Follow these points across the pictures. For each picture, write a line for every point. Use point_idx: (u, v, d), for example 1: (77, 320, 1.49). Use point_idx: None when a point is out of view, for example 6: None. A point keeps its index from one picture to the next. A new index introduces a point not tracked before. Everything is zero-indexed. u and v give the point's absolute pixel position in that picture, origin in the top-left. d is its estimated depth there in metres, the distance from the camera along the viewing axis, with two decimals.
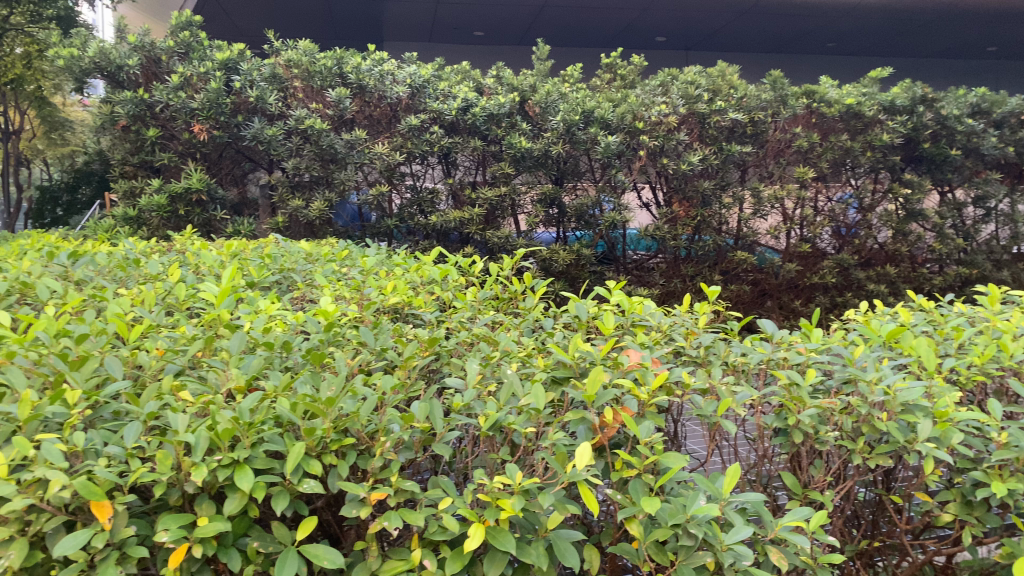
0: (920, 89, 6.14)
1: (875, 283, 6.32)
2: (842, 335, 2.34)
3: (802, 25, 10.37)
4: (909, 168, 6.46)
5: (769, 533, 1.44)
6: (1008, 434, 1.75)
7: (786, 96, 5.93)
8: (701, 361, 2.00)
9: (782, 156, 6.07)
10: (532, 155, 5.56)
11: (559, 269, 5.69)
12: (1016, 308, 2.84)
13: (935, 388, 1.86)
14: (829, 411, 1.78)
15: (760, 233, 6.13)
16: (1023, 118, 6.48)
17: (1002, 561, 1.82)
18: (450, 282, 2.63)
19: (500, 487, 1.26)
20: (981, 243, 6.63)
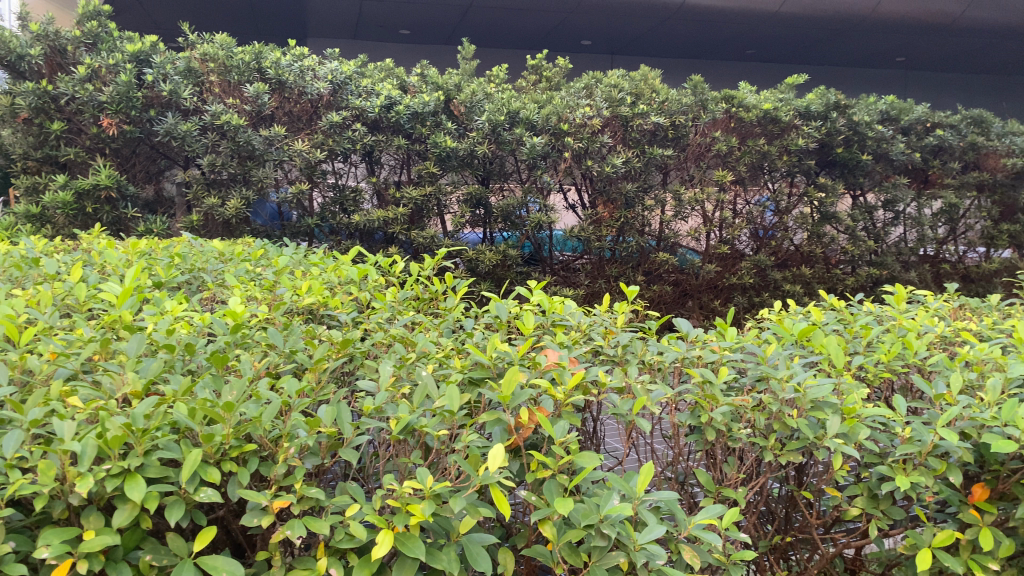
0: (833, 95, 6.35)
1: (791, 283, 6.52)
2: (757, 334, 2.38)
3: (721, 33, 10.63)
4: (824, 172, 6.66)
5: (682, 531, 1.44)
6: (912, 429, 1.81)
7: (706, 100, 6.06)
8: (618, 360, 2.01)
9: (702, 159, 6.20)
10: (457, 155, 5.52)
11: (485, 269, 5.68)
12: (921, 307, 2.95)
13: (845, 385, 1.90)
14: (742, 409, 1.81)
15: (680, 234, 6.24)
16: (928, 125, 6.82)
17: (906, 553, 1.88)
18: (368, 282, 2.59)
19: (410, 493, 1.23)
20: (890, 244, 6.94)
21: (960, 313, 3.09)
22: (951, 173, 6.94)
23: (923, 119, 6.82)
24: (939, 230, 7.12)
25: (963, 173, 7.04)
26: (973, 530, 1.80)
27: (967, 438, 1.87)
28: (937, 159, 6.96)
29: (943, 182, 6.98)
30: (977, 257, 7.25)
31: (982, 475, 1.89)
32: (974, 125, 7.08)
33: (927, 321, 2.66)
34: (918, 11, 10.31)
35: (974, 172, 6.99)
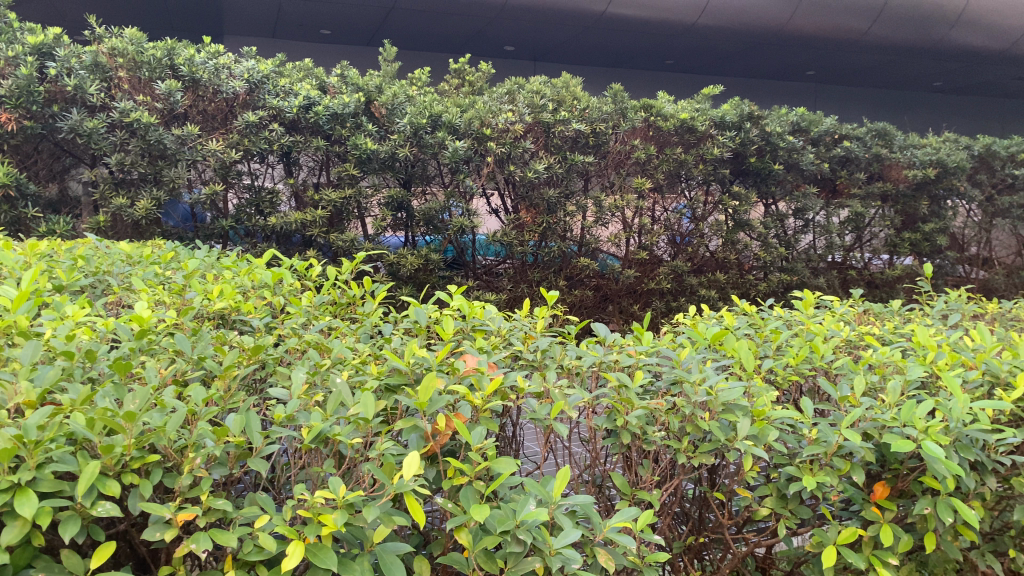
0: (747, 106, 6.57)
1: (706, 288, 6.69)
2: (672, 338, 2.43)
3: (642, 43, 10.85)
4: (738, 181, 6.86)
5: (597, 534, 1.46)
6: (818, 430, 1.88)
7: (625, 109, 6.17)
8: (537, 365, 2.01)
9: (622, 166, 6.30)
10: (378, 157, 5.46)
11: (406, 274, 5.63)
12: (827, 312, 3.06)
13: (755, 388, 1.96)
14: (656, 411, 1.84)
15: (601, 240, 6.31)
16: (835, 137, 7.11)
17: (812, 550, 1.94)
18: (283, 286, 2.53)
19: (323, 502, 1.21)
20: (801, 251, 7.15)
21: (864, 318, 3.22)
22: (857, 183, 7.27)
23: (831, 131, 7.10)
24: (846, 238, 7.41)
25: (868, 183, 7.41)
26: (875, 527, 1.87)
27: (869, 438, 1.95)
28: (845, 170, 7.29)
29: (850, 192, 7.28)
30: (881, 264, 7.55)
31: (883, 474, 1.97)
32: (879, 138, 7.42)
33: (834, 326, 2.77)
34: (827, 27, 10.74)
35: (878, 183, 7.36)
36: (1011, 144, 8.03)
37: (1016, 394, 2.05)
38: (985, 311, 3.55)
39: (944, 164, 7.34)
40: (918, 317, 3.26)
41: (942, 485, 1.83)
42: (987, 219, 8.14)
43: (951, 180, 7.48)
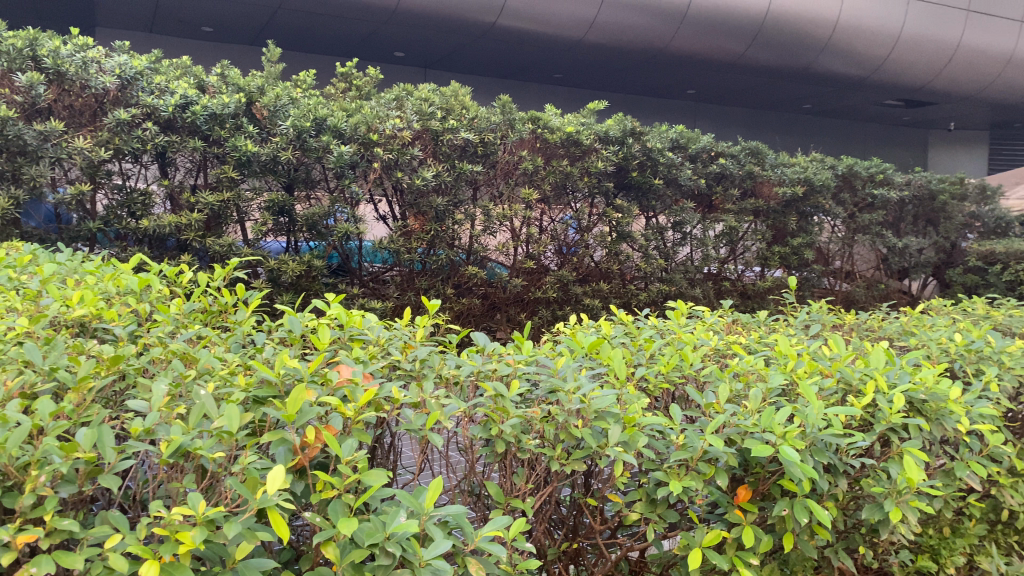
0: (630, 122, 6.79)
1: (590, 297, 6.83)
2: (551, 347, 2.47)
3: (532, 56, 11.02)
4: (621, 194, 7.05)
5: (469, 544, 1.46)
6: (685, 436, 1.95)
7: (514, 120, 6.24)
8: (415, 375, 1.98)
9: (510, 177, 6.36)
10: (259, 160, 5.32)
11: (288, 280, 5.48)
12: (697, 322, 3.20)
13: (626, 396, 2.02)
14: (531, 419, 1.87)
15: (488, 249, 6.35)
16: (712, 154, 7.43)
17: (680, 553, 2.01)
18: (151, 293, 2.42)
19: (181, 519, 1.16)
20: (678, 263, 7.43)
21: (733, 328, 3.37)
22: (731, 199, 7.62)
23: (708, 148, 7.41)
24: (721, 251, 7.75)
25: (741, 200, 7.78)
26: (738, 529, 1.96)
27: (732, 443, 2.04)
28: (720, 186, 7.61)
29: (725, 207, 7.62)
30: (753, 275, 7.94)
31: (746, 477, 2.07)
32: (751, 156, 7.79)
33: (703, 335, 2.88)
34: (707, 48, 11.23)
35: (751, 200, 7.75)
36: (869, 166, 8.62)
37: (866, 400, 2.19)
38: (843, 322, 3.79)
39: (810, 183, 7.86)
40: (782, 327, 3.44)
41: (798, 488, 1.94)
42: (849, 235, 8.68)
43: (817, 198, 8.03)
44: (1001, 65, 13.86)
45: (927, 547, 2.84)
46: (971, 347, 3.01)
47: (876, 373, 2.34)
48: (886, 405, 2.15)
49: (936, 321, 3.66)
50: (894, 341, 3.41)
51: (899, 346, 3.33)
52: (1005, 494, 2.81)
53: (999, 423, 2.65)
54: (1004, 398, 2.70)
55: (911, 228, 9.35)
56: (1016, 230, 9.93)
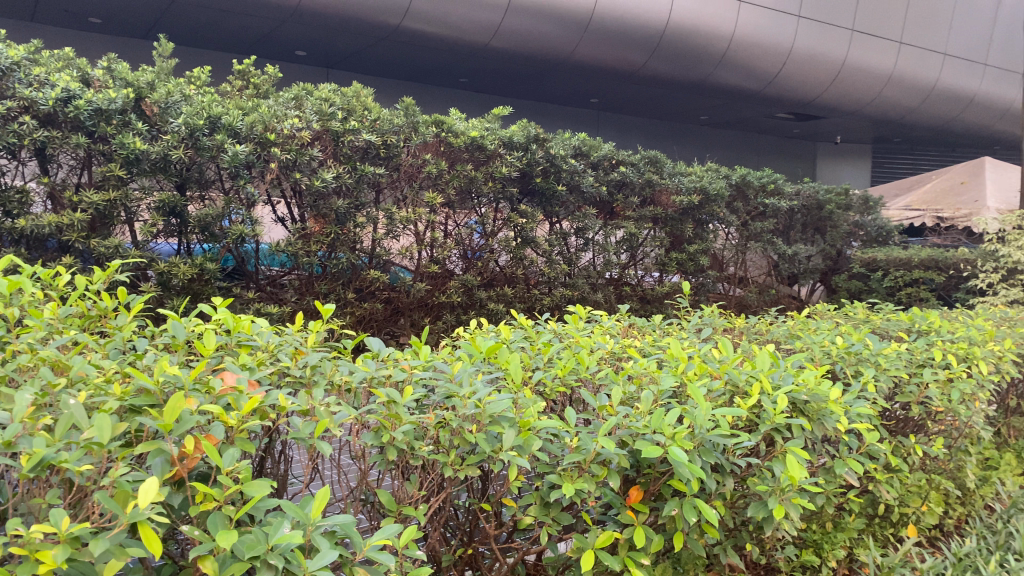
0: (533, 129, 6.86)
1: (494, 302, 6.84)
2: (448, 351, 2.45)
3: (436, 60, 10.99)
4: (525, 200, 7.10)
5: (357, 554, 1.43)
6: (579, 438, 1.97)
7: (417, 123, 6.20)
8: (305, 382, 1.92)
9: (414, 180, 6.32)
10: (149, 158, 5.10)
11: (180, 284, 5.27)
12: (595, 326, 3.25)
13: (521, 400, 2.02)
14: (425, 426, 1.84)
15: (392, 253, 6.28)
16: (613, 162, 7.58)
17: (573, 555, 2.03)
18: (23, 297, 2.27)
19: (42, 538, 1.09)
20: (581, 268, 7.54)
21: (629, 332, 3.44)
22: (631, 207, 7.79)
23: (609, 156, 7.55)
24: (622, 256, 7.92)
25: (641, 207, 7.97)
26: (630, 530, 2.00)
27: (625, 445, 2.07)
28: (621, 193, 7.77)
29: (625, 214, 7.79)
30: (652, 281, 8.14)
31: (638, 478, 2.11)
32: (651, 164, 7.98)
33: (600, 339, 2.93)
34: (609, 58, 11.46)
35: (650, 207, 7.95)
36: (762, 176, 8.97)
37: (752, 401, 2.26)
38: (734, 326, 3.92)
39: (706, 191, 8.12)
40: (675, 331, 3.54)
41: (687, 487, 1.98)
42: (742, 242, 9.01)
43: (712, 207, 8.31)
44: (883, 83, 14.63)
45: (810, 542, 2.99)
46: (851, 350, 3.16)
47: (761, 376, 2.42)
48: (771, 406, 2.23)
49: (819, 325, 3.83)
50: (781, 344, 3.54)
51: (785, 348, 3.47)
52: (881, 489, 2.97)
53: (875, 422, 2.79)
54: (879, 398, 2.85)
55: (801, 236, 9.78)
56: (895, 239, 10.53)
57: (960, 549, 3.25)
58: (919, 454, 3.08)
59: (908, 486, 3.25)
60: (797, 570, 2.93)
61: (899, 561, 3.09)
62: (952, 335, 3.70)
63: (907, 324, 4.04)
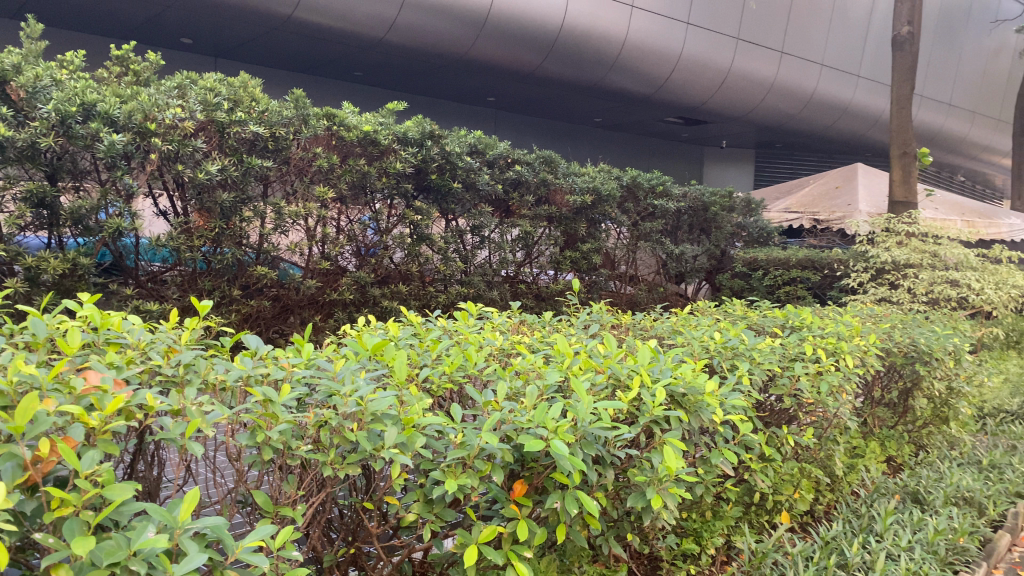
0: (429, 125, 6.82)
1: (388, 299, 6.77)
2: (333, 349, 2.41)
3: (331, 53, 10.79)
4: (420, 196, 7.06)
5: (228, 556, 1.39)
6: (463, 434, 1.96)
7: (308, 115, 6.06)
8: (178, 381, 1.85)
9: (304, 174, 6.19)
10: (15, 145, 4.80)
11: (49, 280, 4.98)
12: (485, 323, 3.27)
13: (405, 396, 2.01)
14: (304, 425, 1.80)
15: (280, 248, 6.13)
16: (508, 160, 7.62)
17: (456, 551, 2.04)
18: None
19: None
20: (476, 266, 7.56)
21: (519, 329, 3.48)
22: (526, 205, 7.87)
23: (505, 154, 7.59)
24: (517, 254, 8.00)
25: (536, 206, 8.05)
26: (513, 524, 2.02)
27: (509, 440, 2.09)
28: (516, 192, 7.82)
29: (521, 213, 7.86)
30: (547, 278, 8.31)
31: (522, 472, 2.13)
32: (545, 163, 8.08)
33: (490, 335, 2.95)
34: (505, 57, 11.53)
35: (545, 206, 8.05)
36: (651, 178, 9.23)
37: (633, 394, 2.33)
38: (621, 322, 4.03)
39: (598, 192, 8.29)
40: (564, 327, 3.60)
41: (569, 479, 2.02)
42: (632, 241, 9.25)
43: (604, 207, 8.48)
44: (766, 90, 15.28)
45: (690, 530, 3.11)
46: (728, 345, 3.30)
47: (641, 370, 2.50)
48: (650, 399, 2.31)
49: (700, 321, 3.98)
50: (664, 340, 3.66)
51: (668, 343, 3.59)
52: (756, 478, 3.11)
53: (749, 414, 2.93)
54: (754, 390, 2.98)
55: (688, 236, 10.13)
56: (775, 239, 11.04)
57: (827, 533, 3.45)
58: (791, 444, 3.23)
59: (781, 475, 3.41)
60: (679, 558, 3.03)
61: (773, 546, 3.25)
62: (823, 331, 3.91)
63: (782, 320, 4.24)
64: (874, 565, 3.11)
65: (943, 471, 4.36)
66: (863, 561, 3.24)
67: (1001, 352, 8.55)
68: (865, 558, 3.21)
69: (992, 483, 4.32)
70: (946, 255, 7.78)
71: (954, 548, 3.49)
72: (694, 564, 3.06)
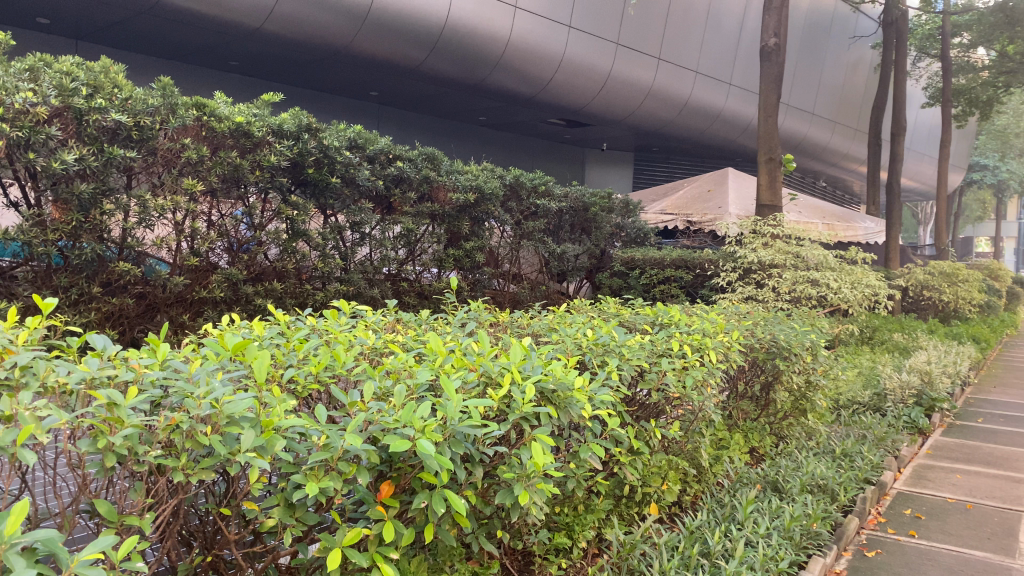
0: (305, 118, 6.68)
1: (262, 298, 6.55)
2: (191, 350, 2.31)
3: (204, 40, 10.34)
4: (296, 191, 6.88)
5: (63, 571, 1.31)
6: (327, 435, 1.91)
7: (175, 104, 5.81)
8: (13, 385, 1.72)
9: (172, 166, 5.89)
10: None
11: None
12: (359, 321, 3.22)
13: (266, 397, 1.95)
14: (153, 430, 1.72)
15: (145, 243, 5.82)
16: (389, 157, 7.55)
17: (320, 555, 2.00)
18: None
19: None
20: (356, 263, 7.45)
21: (394, 328, 3.43)
22: (408, 202, 7.81)
23: (385, 150, 7.51)
24: (399, 252, 7.93)
25: (418, 203, 8.01)
26: (378, 525, 1.99)
27: (376, 440, 2.05)
28: (398, 188, 7.75)
29: (402, 210, 7.79)
30: (430, 276, 8.27)
31: (389, 473, 2.10)
32: (428, 161, 8.04)
33: (362, 333, 2.90)
34: (387, 52, 11.38)
35: (427, 203, 8.02)
36: (534, 178, 9.35)
37: (503, 391, 2.35)
38: (498, 320, 4.04)
39: (481, 190, 8.35)
40: (441, 325, 3.60)
41: (436, 478, 2.01)
42: (515, 240, 9.34)
43: (487, 205, 8.53)
44: (644, 94, 15.72)
45: (562, 524, 3.17)
46: (599, 342, 3.38)
47: (511, 367, 2.51)
48: (520, 396, 2.33)
49: (575, 318, 4.07)
50: (539, 338, 3.70)
51: (543, 340, 3.64)
52: (624, 471, 3.20)
53: (617, 409, 3.02)
54: (621, 386, 3.07)
55: (569, 235, 10.31)
56: (651, 239, 11.40)
57: (692, 522, 3.57)
58: (658, 437, 3.33)
59: (649, 467, 3.52)
60: (550, 553, 3.08)
61: (641, 536, 3.34)
62: (690, 328, 4.06)
63: (652, 317, 4.38)
64: (734, 552, 3.26)
65: (800, 460, 4.61)
66: (724, 548, 3.38)
67: (855, 347, 9.16)
68: (726, 546, 3.35)
69: (843, 470, 4.61)
70: (807, 256, 8.23)
71: (808, 533, 3.69)
72: (566, 558, 3.12)
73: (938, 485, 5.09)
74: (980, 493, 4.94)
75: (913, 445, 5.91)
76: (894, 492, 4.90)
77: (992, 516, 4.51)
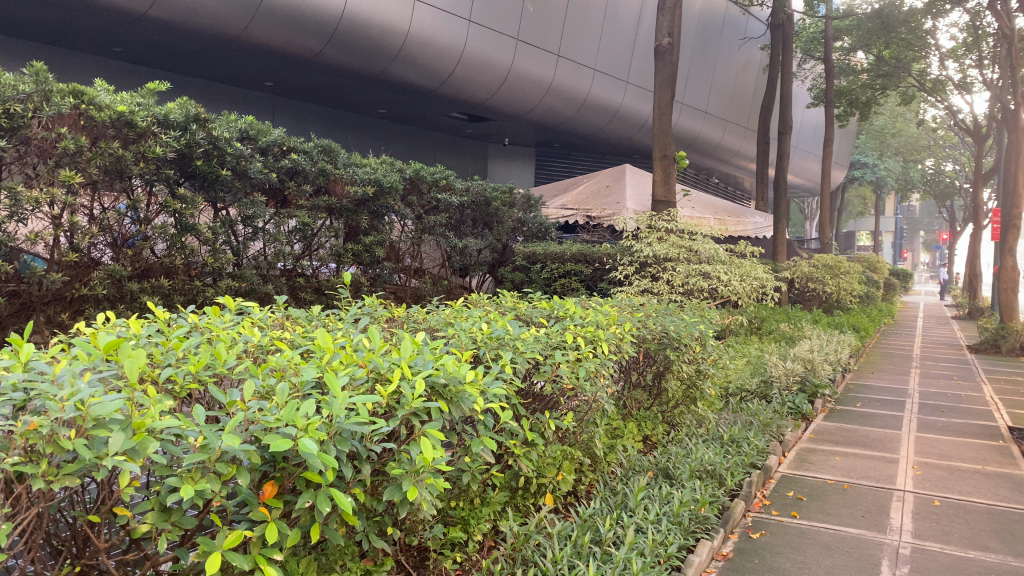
0: (193, 108, 6.45)
1: (148, 295, 6.27)
2: (59, 349, 2.19)
3: (86, 25, 9.85)
4: (184, 183, 6.64)
5: None
6: (205, 436, 1.85)
7: (50, 91, 5.50)
8: None
9: (47, 157, 5.57)
10: None
11: None
12: (246, 316, 3.13)
13: (139, 398, 1.88)
14: (12, 435, 1.62)
15: (18, 238, 5.46)
16: (283, 149, 7.38)
17: (199, 559, 1.92)
18: None
19: None
20: (249, 259, 7.25)
21: (283, 324, 3.35)
22: (304, 195, 7.65)
23: (279, 142, 7.34)
24: (295, 247, 7.75)
25: (315, 196, 7.86)
26: (261, 526, 1.93)
27: (257, 439, 1.99)
28: (293, 181, 7.58)
29: (298, 203, 7.63)
30: (327, 271, 8.14)
31: (272, 473, 2.04)
32: (324, 153, 7.90)
33: (247, 332, 2.82)
34: (281, 41, 11.10)
35: (324, 197, 7.88)
36: (434, 172, 9.32)
37: (391, 388, 2.33)
38: (394, 315, 4.01)
39: (379, 183, 8.25)
40: (333, 321, 3.54)
41: (320, 477, 1.96)
42: (416, 234, 9.27)
43: (386, 199, 8.44)
44: (544, 90, 15.89)
45: (457, 519, 3.16)
46: (493, 335, 3.40)
47: (400, 362, 2.49)
48: (409, 392, 2.32)
49: (471, 312, 4.07)
50: (435, 332, 3.69)
51: (438, 335, 3.63)
52: (518, 463, 3.22)
53: (510, 402, 3.04)
54: (514, 378, 3.08)
55: (470, 229, 10.33)
56: (552, 234, 11.53)
57: (585, 511, 3.63)
58: (552, 428, 3.37)
59: (545, 458, 3.54)
60: (445, 547, 3.07)
61: (535, 527, 3.38)
62: (583, 320, 4.13)
63: (547, 310, 4.44)
64: (625, 539, 3.33)
65: (690, 447, 4.76)
66: (615, 535, 3.45)
67: (745, 337, 9.51)
68: (617, 533, 3.42)
69: (731, 455, 4.78)
70: (700, 250, 8.50)
71: (696, 517, 3.80)
72: (461, 552, 3.12)
73: (819, 467, 5.35)
74: (856, 473, 5.23)
75: (797, 430, 6.20)
76: (778, 476, 5.12)
77: (867, 495, 4.77)
